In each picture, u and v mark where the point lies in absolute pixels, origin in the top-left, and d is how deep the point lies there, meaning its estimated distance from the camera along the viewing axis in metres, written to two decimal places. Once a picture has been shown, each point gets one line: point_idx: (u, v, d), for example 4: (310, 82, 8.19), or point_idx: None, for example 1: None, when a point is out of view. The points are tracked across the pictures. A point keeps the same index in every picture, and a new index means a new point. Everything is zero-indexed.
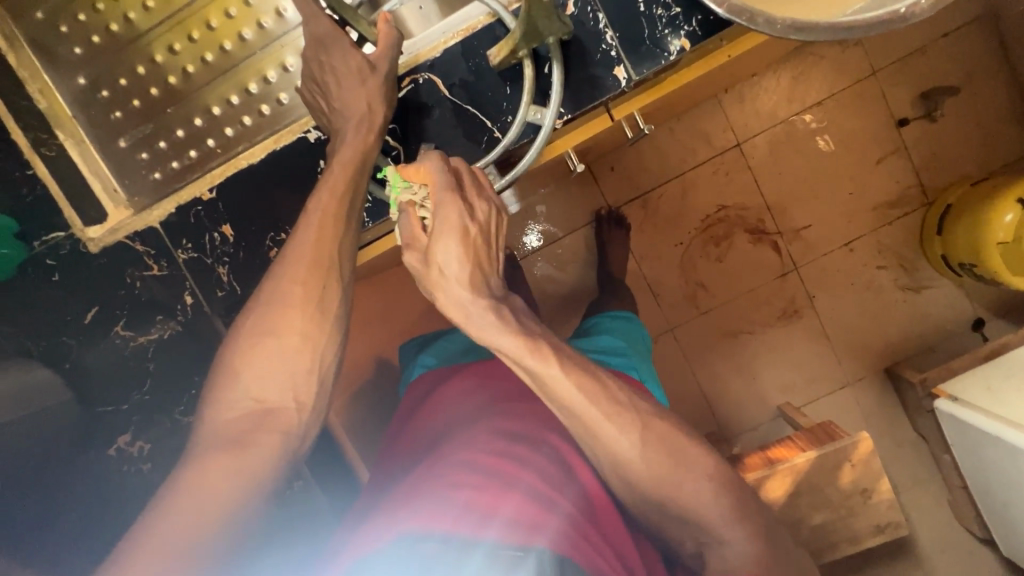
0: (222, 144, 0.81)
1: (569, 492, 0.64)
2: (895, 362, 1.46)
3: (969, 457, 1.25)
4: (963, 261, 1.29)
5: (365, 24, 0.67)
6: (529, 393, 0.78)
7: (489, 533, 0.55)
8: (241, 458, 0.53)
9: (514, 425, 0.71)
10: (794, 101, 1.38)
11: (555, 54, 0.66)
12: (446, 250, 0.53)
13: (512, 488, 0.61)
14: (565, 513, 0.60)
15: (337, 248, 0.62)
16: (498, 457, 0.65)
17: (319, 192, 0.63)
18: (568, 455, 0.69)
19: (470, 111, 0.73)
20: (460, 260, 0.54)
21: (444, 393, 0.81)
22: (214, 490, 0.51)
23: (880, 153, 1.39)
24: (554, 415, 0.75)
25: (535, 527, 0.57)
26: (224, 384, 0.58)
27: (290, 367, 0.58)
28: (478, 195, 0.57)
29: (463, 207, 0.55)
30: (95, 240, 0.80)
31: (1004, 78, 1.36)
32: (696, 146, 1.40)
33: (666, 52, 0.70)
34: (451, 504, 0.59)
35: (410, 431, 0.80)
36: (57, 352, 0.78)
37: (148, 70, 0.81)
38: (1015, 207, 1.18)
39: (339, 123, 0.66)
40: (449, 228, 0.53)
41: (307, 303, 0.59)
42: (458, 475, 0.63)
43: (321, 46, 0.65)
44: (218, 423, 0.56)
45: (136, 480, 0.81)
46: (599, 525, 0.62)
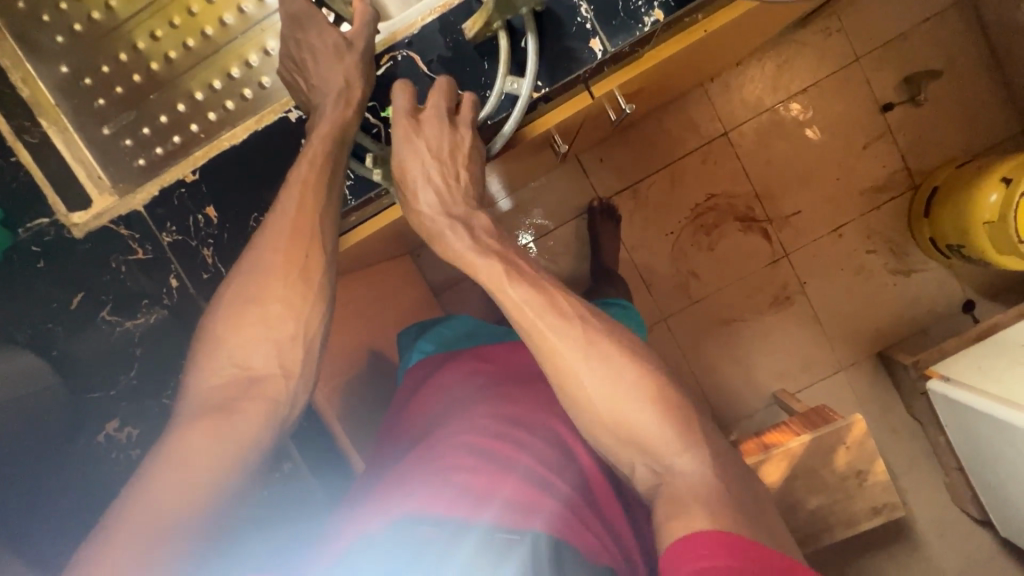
0: (205, 129, 0.82)
1: (566, 475, 0.64)
2: (887, 346, 1.47)
3: (964, 437, 1.25)
4: (950, 242, 1.31)
5: (341, 2, 0.70)
6: (525, 374, 0.79)
7: (485, 515, 0.56)
8: (229, 427, 0.54)
9: (512, 408, 0.71)
10: (778, 89, 1.39)
11: (529, 26, 0.69)
12: (407, 167, 0.65)
13: (509, 471, 0.61)
14: (561, 496, 0.61)
15: (318, 221, 0.62)
16: (494, 439, 0.65)
17: (299, 165, 0.64)
18: (565, 438, 0.68)
19: (449, 87, 0.73)
20: (418, 173, 0.65)
21: (443, 376, 0.81)
22: (208, 469, 0.51)
23: (865, 138, 1.41)
24: (550, 394, 0.75)
25: (529, 507, 0.57)
26: (209, 353, 0.58)
27: (273, 336, 0.58)
28: (434, 119, 0.66)
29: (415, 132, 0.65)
30: (80, 225, 0.80)
31: (984, 59, 1.37)
32: (681, 135, 1.41)
33: (640, 23, 0.71)
34: (449, 486, 0.59)
35: (407, 417, 0.80)
36: (43, 340, 0.78)
37: (131, 57, 0.82)
38: (999, 186, 1.18)
39: (317, 100, 0.67)
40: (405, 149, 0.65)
41: (291, 273, 0.60)
42: (453, 458, 0.63)
43: (298, 23, 0.66)
44: (203, 391, 0.56)
45: (126, 465, 0.81)
46: (594, 505, 0.63)
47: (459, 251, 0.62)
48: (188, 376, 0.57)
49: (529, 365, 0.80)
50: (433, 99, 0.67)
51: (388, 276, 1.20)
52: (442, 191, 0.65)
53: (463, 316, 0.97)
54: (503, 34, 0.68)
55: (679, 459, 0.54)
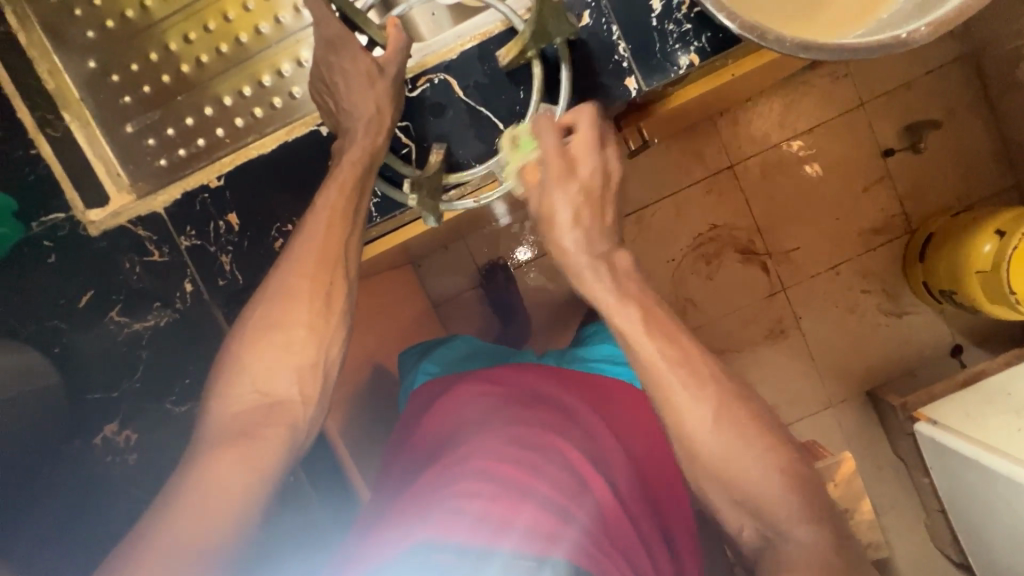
0: (230, 135, 0.81)
1: (583, 503, 0.64)
2: (876, 386, 1.49)
3: (949, 480, 1.27)
4: (943, 288, 1.33)
5: (375, 27, 0.68)
6: (537, 396, 0.78)
7: (506, 542, 0.55)
8: (250, 454, 0.53)
9: (527, 433, 0.70)
10: (786, 127, 1.42)
11: (563, 56, 0.69)
12: (553, 203, 0.58)
13: (526, 499, 0.61)
14: (581, 526, 0.60)
15: (344, 243, 0.62)
16: (510, 466, 0.65)
17: (328, 188, 0.63)
18: (581, 466, 0.68)
19: (483, 113, 0.74)
20: (573, 204, 0.58)
21: (450, 396, 0.80)
22: (229, 491, 0.51)
23: (867, 181, 1.44)
24: (563, 419, 0.74)
25: (552, 537, 0.57)
26: (230, 378, 0.57)
27: (295, 362, 0.58)
28: (590, 152, 0.59)
29: (568, 166, 0.59)
30: (96, 223, 0.78)
31: (985, 114, 1.42)
32: (690, 166, 1.43)
33: (675, 66, 0.72)
34: (466, 515, 0.58)
35: (417, 435, 0.79)
36: (45, 336, 0.77)
37: (161, 57, 0.81)
38: (993, 237, 1.22)
39: (346, 123, 0.66)
40: (554, 185, 0.58)
41: (312, 297, 0.59)
42: (467, 484, 0.63)
43: (331, 47, 0.64)
44: (226, 418, 0.56)
45: (122, 471, 0.78)
46: (613, 535, 0.62)
47: (604, 296, 0.58)
48: (212, 402, 0.56)
49: (543, 386, 0.79)
50: (583, 128, 0.60)
51: (392, 288, 1.19)
52: (591, 230, 0.58)
53: (465, 336, 0.98)
54: (537, 62, 0.68)
55: (794, 529, 0.55)
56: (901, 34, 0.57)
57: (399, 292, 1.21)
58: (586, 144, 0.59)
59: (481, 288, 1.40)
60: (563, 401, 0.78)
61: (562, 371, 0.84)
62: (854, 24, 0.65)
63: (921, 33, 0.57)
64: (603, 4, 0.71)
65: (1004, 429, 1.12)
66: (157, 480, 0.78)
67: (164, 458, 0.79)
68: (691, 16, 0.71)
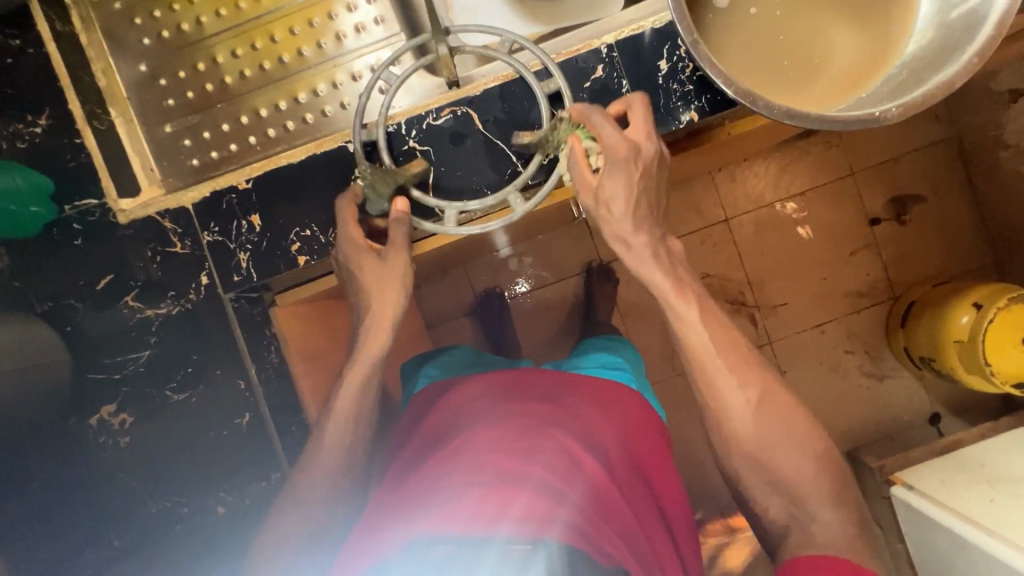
0: (262, 143, 0.88)
1: (576, 483, 0.67)
2: (856, 446, 1.52)
3: (921, 547, 1.29)
4: (923, 354, 1.39)
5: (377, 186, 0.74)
6: (537, 394, 0.82)
7: (501, 529, 0.58)
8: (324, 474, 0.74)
9: (517, 426, 0.74)
10: (780, 189, 1.51)
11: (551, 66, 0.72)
12: (613, 188, 0.67)
13: (521, 484, 0.64)
14: (573, 505, 0.64)
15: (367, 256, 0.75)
16: (505, 454, 0.69)
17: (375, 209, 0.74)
18: (572, 448, 0.72)
19: (499, 145, 0.81)
20: (626, 194, 0.68)
21: (451, 393, 0.85)
22: (314, 502, 0.73)
23: (854, 246, 1.52)
24: (558, 411, 0.78)
25: (546, 519, 0.60)
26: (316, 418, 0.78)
27: (353, 400, 0.75)
28: (647, 136, 0.69)
29: (631, 149, 0.67)
30: (126, 212, 0.83)
31: (965, 193, 1.51)
32: (689, 216, 1.51)
33: (677, 121, 0.79)
34: (464, 505, 0.61)
35: (419, 429, 0.83)
36: (60, 315, 0.80)
37: (208, 68, 0.89)
38: (970, 309, 1.27)
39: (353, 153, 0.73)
40: (618, 170, 0.67)
41: (376, 340, 0.75)
42: (464, 478, 0.66)
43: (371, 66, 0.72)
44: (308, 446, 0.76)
45: (111, 453, 0.80)
46: (605, 512, 0.66)
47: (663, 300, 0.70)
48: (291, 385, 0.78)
49: (540, 382, 0.85)
50: (637, 118, 0.70)
51: None
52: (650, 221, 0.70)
53: (465, 348, 1.05)
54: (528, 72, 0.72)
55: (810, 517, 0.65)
56: (874, 112, 0.63)
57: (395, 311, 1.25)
58: (642, 131, 0.70)
59: (476, 313, 1.45)
60: (559, 392, 0.83)
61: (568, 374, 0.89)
62: (835, 99, 0.72)
63: (891, 113, 0.63)
64: (614, 60, 0.79)
65: (977, 498, 1.15)
66: (149, 459, 0.81)
67: (158, 440, 0.82)
68: (693, 78, 0.79)
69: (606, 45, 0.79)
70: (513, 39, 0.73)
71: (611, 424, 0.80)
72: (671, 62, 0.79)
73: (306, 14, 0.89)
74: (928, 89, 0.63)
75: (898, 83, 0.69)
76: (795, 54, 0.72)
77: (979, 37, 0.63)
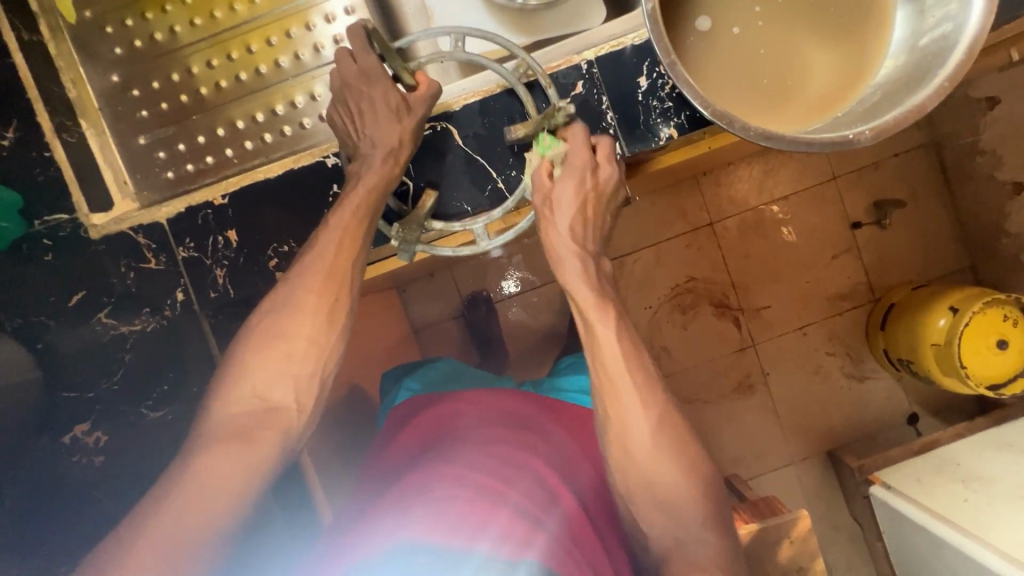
0: (239, 155, 0.87)
1: (552, 511, 0.70)
2: (836, 447, 1.54)
3: (898, 544, 1.31)
4: (902, 356, 1.42)
5: (409, 241, 0.76)
6: (519, 419, 0.83)
7: (481, 545, 0.60)
8: (245, 453, 0.59)
9: (500, 449, 0.76)
10: (763, 193, 1.52)
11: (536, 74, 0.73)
12: (564, 189, 0.72)
13: (501, 504, 0.67)
14: (548, 531, 0.66)
15: (353, 262, 0.68)
16: (484, 475, 0.71)
17: (342, 209, 0.70)
18: (549, 479, 0.74)
19: (479, 161, 0.80)
20: (573, 198, 0.72)
21: (443, 401, 0.86)
22: (224, 485, 0.57)
23: (835, 250, 1.54)
24: (541, 440, 0.81)
25: (524, 542, 0.63)
26: (231, 382, 0.62)
27: (294, 373, 0.63)
28: (607, 163, 0.74)
29: (589, 166, 0.72)
30: (98, 226, 0.82)
31: (943, 198, 1.54)
32: (672, 220, 1.51)
33: (656, 138, 0.80)
34: (447, 517, 0.64)
35: (405, 432, 0.83)
36: (30, 331, 0.77)
37: (182, 79, 0.88)
38: (947, 313, 1.30)
39: (366, 150, 0.72)
40: (572, 174, 0.72)
41: (320, 313, 0.65)
42: (448, 492, 0.68)
43: (366, 78, 0.71)
44: (223, 418, 0.61)
45: (86, 472, 0.77)
46: (581, 545, 0.67)
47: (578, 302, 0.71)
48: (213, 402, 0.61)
49: (524, 409, 0.85)
50: (603, 147, 0.74)
51: (377, 310, 1.22)
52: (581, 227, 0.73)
53: (446, 360, 1.04)
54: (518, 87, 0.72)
55: None
56: (848, 135, 0.64)
57: (381, 317, 1.24)
58: (603, 158, 0.74)
59: (463, 317, 1.44)
60: (535, 418, 0.84)
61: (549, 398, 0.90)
62: (811, 119, 0.72)
63: (864, 136, 0.64)
64: (595, 76, 0.79)
65: (953, 498, 1.18)
66: (125, 478, 0.78)
67: (134, 458, 0.80)
68: (672, 95, 0.79)
69: (585, 61, 0.79)
70: (505, 45, 0.72)
71: (589, 459, 0.81)
72: (651, 78, 0.79)
73: (282, 24, 0.88)
74: (899, 113, 0.64)
75: (870, 105, 0.69)
76: (774, 72, 0.73)
77: (949, 61, 0.64)
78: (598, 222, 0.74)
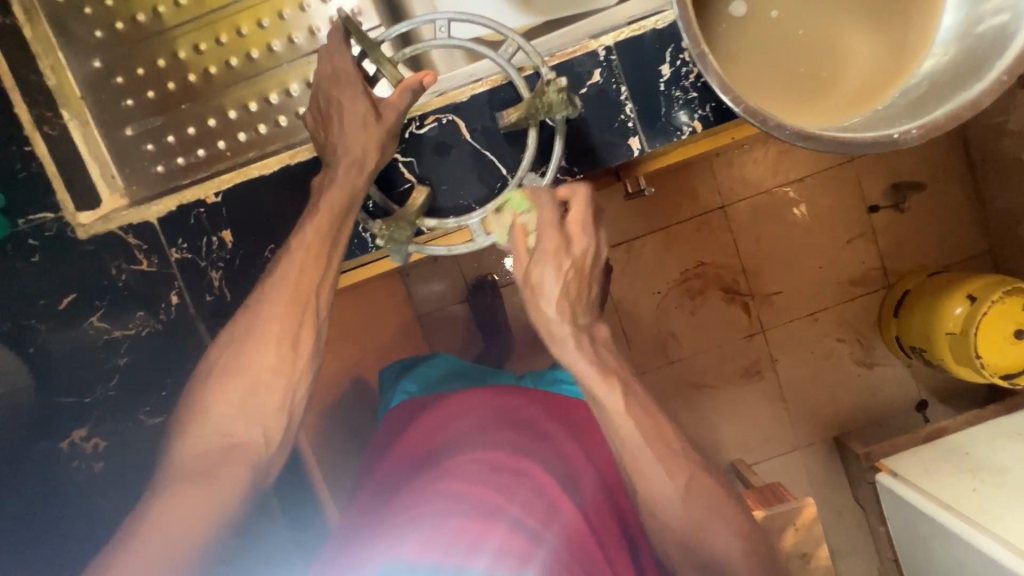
0: (232, 148, 0.82)
1: (552, 522, 0.67)
2: (843, 432, 1.52)
3: (900, 527, 1.30)
4: (914, 344, 1.37)
5: (395, 247, 0.72)
6: (516, 419, 0.80)
7: (476, 565, 0.58)
8: (211, 493, 0.55)
9: (498, 454, 0.73)
10: (778, 174, 1.46)
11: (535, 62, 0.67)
12: (544, 274, 0.59)
13: (498, 519, 0.63)
14: (549, 547, 0.63)
15: (317, 286, 0.64)
16: (480, 485, 0.68)
17: (305, 228, 0.66)
18: (549, 486, 0.71)
19: (489, 157, 0.75)
20: (558, 282, 0.59)
21: (440, 407, 0.83)
22: (187, 528, 0.53)
23: (849, 234, 1.49)
24: (538, 444, 0.77)
25: (521, 559, 0.60)
26: (195, 418, 0.60)
27: (261, 404, 0.60)
28: (585, 231, 0.62)
29: (565, 240, 0.60)
30: (85, 226, 0.77)
31: (966, 181, 1.47)
32: (682, 204, 1.46)
33: (678, 130, 0.74)
34: (444, 534, 0.61)
35: (401, 443, 0.81)
36: (21, 337, 0.74)
37: (169, 64, 0.82)
38: (964, 301, 1.26)
39: (330, 159, 0.67)
40: (548, 257, 0.59)
41: (281, 340, 0.61)
42: (443, 505, 0.65)
43: (336, 81, 0.65)
44: (189, 456, 0.58)
45: (84, 478, 0.75)
46: (580, 554, 0.65)
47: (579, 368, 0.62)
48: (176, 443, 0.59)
49: (520, 410, 0.82)
50: (579, 208, 0.62)
51: (377, 299, 1.17)
52: (573, 305, 0.61)
53: (444, 356, 1.01)
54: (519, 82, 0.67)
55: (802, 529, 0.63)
56: (892, 134, 0.59)
57: (384, 305, 1.21)
58: (583, 225, 0.62)
59: (466, 303, 1.40)
60: (535, 421, 0.81)
61: (545, 394, 0.87)
62: (850, 112, 0.66)
63: (912, 135, 0.59)
64: (614, 63, 0.73)
65: (960, 488, 1.15)
66: (126, 480, 0.76)
67: (135, 462, 0.78)
68: (697, 85, 0.73)
69: (604, 47, 0.72)
70: (500, 31, 0.67)
71: (589, 462, 0.78)
72: (674, 66, 0.73)
73: (275, 4, 0.81)
74: (950, 109, 0.58)
75: (915, 98, 0.64)
76: (809, 61, 0.67)
77: (1010, 51, 0.58)
78: (585, 294, 0.62)
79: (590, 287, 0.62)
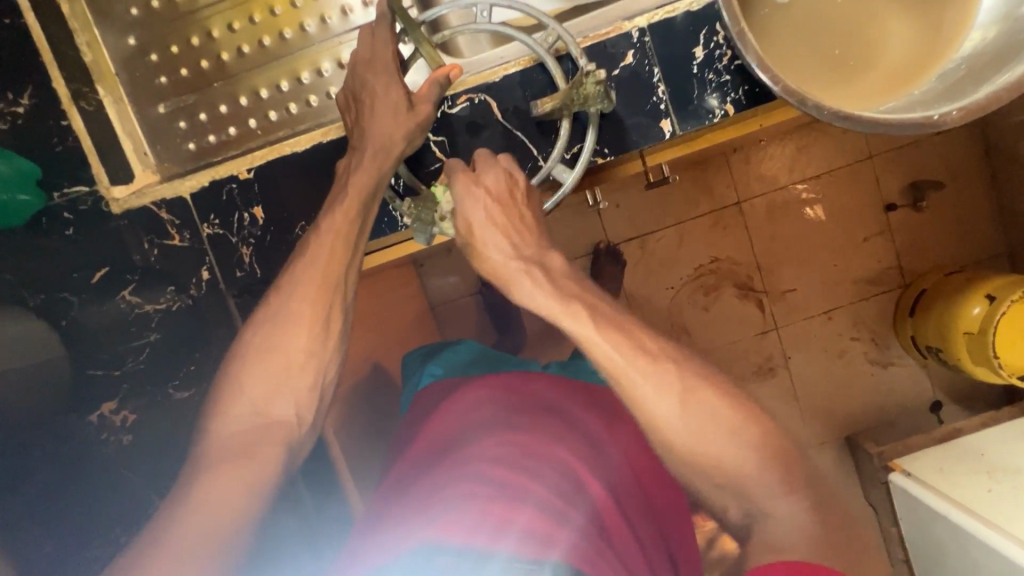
0: (263, 127, 0.83)
1: (577, 504, 0.66)
2: (856, 431, 1.51)
3: (910, 528, 1.28)
4: (930, 344, 1.36)
5: (421, 230, 0.70)
6: (540, 405, 0.81)
7: (504, 545, 0.56)
8: (248, 472, 0.56)
9: (522, 438, 0.73)
10: (795, 171, 1.45)
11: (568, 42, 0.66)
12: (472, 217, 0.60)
13: (522, 502, 0.63)
14: (575, 527, 0.62)
15: (346, 262, 0.64)
16: (505, 469, 0.68)
17: (332, 213, 0.65)
18: (574, 466, 0.71)
19: (519, 137, 0.76)
20: (491, 221, 0.59)
21: (458, 393, 0.84)
22: (230, 500, 0.54)
23: (867, 232, 1.47)
24: (564, 429, 0.76)
25: (549, 541, 0.58)
26: (227, 400, 0.60)
27: (294, 388, 0.61)
28: (488, 164, 0.62)
29: (473, 181, 0.61)
30: (120, 201, 0.80)
31: (986, 180, 1.46)
32: (699, 198, 1.45)
33: (710, 113, 0.74)
34: (467, 516, 0.60)
35: (421, 431, 0.82)
36: (55, 308, 0.73)
37: (202, 43, 0.83)
38: (983, 301, 1.24)
39: (365, 134, 0.68)
40: (465, 200, 0.60)
41: (306, 323, 0.61)
42: (469, 489, 0.65)
43: (371, 65, 0.68)
44: (224, 437, 0.58)
45: (115, 449, 0.76)
46: (609, 536, 0.64)
47: (536, 299, 0.57)
48: (210, 423, 0.59)
49: (543, 394, 0.83)
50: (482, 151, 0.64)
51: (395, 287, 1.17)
52: (509, 231, 0.59)
53: (467, 342, 1.02)
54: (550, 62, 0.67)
55: None
56: (932, 115, 0.58)
57: (400, 296, 1.21)
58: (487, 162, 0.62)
59: (479, 294, 1.39)
60: (560, 406, 0.81)
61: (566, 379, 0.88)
62: (885, 96, 0.66)
63: (951, 116, 0.58)
64: (647, 45, 0.73)
65: (976, 489, 1.14)
66: (153, 450, 0.77)
67: (165, 435, 0.79)
68: (730, 68, 0.73)
69: (637, 29, 0.73)
70: (532, 13, 0.67)
71: (616, 447, 0.78)
72: (708, 49, 0.73)
73: None
74: (991, 91, 0.57)
75: (953, 83, 0.63)
76: (844, 43, 0.66)
77: None
78: (519, 221, 0.60)
79: (524, 216, 0.61)
